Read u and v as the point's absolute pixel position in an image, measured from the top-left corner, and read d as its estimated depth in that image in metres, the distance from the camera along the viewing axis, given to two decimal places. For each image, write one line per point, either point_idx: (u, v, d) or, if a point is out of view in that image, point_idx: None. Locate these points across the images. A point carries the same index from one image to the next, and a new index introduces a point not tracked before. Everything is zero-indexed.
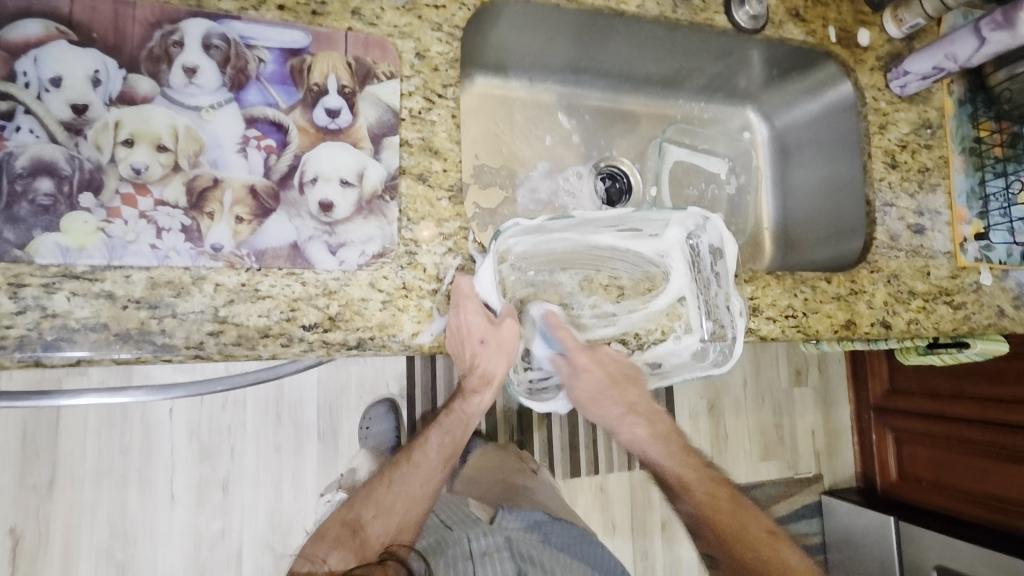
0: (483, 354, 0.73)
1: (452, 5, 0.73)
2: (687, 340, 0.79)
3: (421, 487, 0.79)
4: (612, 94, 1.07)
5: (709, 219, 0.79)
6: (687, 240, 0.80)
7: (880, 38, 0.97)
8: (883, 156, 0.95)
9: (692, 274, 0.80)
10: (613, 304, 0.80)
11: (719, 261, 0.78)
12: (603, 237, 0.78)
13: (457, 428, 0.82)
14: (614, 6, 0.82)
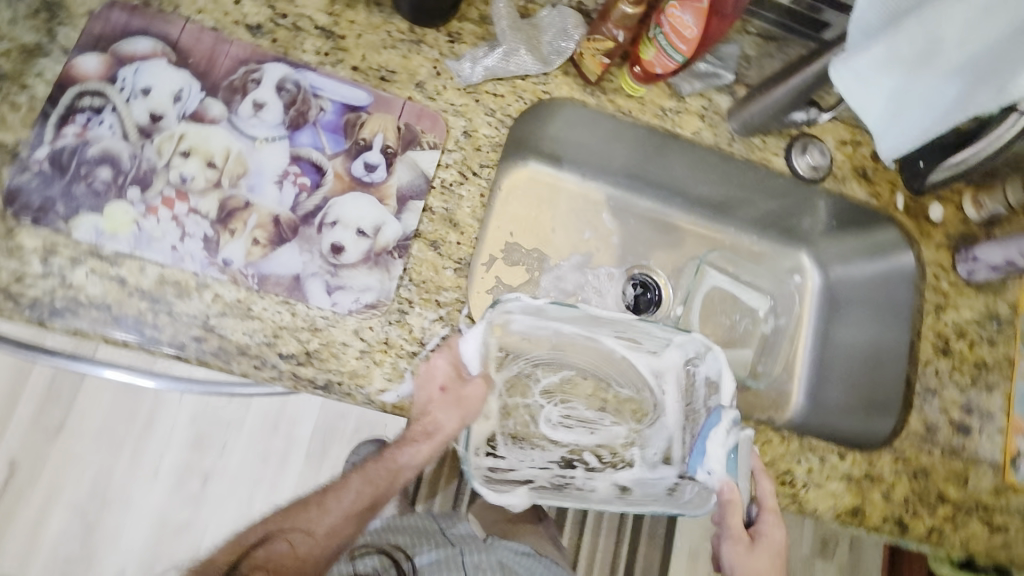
0: (439, 407, 0.69)
1: (509, 95, 0.77)
2: (665, 471, 0.78)
3: (325, 538, 0.70)
4: (662, 205, 1.07)
5: (710, 351, 0.75)
6: (685, 365, 0.79)
7: (955, 216, 0.92)
8: (934, 339, 0.88)
9: (682, 402, 0.80)
10: (594, 411, 0.82)
11: (713, 394, 0.75)
12: (603, 339, 0.78)
13: (382, 476, 0.74)
14: (670, 129, 0.83)
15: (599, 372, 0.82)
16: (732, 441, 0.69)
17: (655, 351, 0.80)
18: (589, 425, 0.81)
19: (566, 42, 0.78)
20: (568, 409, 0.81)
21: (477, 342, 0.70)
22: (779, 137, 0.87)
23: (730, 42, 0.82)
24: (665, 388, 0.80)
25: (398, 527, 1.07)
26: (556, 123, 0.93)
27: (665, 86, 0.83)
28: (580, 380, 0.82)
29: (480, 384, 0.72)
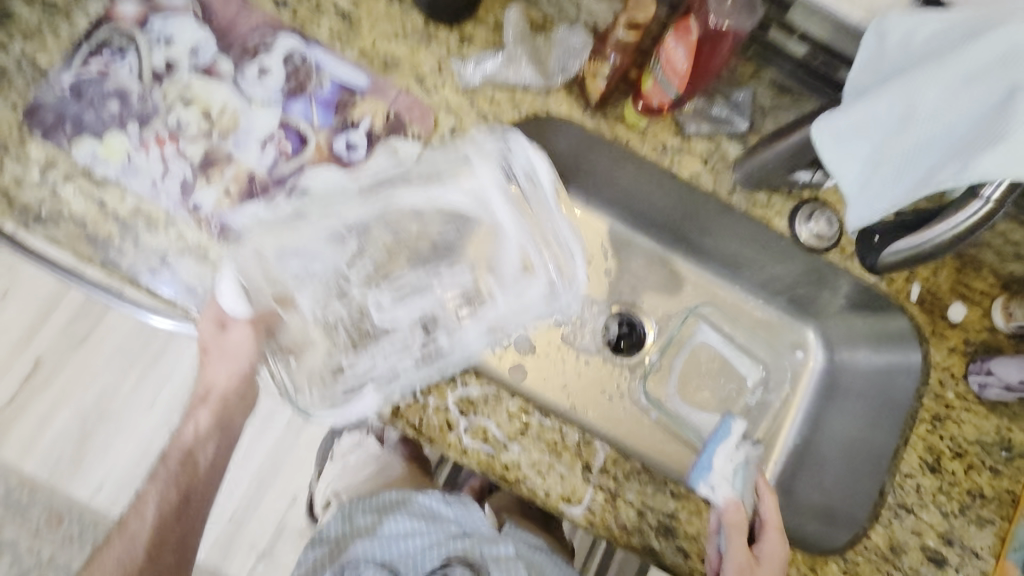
0: (211, 350, 0.71)
1: (506, 104, 0.78)
2: (535, 287, 0.83)
3: (149, 547, 0.76)
4: (663, 248, 1.03)
5: (508, 145, 0.77)
6: (501, 176, 0.80)
7: (979, 321, 0.82)
8: (923, 451, 0.79)
9: (512, 207, 0.83)
10: (405, 276, 0.80)
11: (536, 186, 0.80)
12: (406, 197, 0.78)
13: (184, 467, 0.77)
14: (667, 167, 0.80)
15: (437, 229, 0.82)
16: (738, 455, 0.78)
17: (469, 168, 0.79)
18: (410, 293, 0.80)
19: (573, 61, 0.78)
20: (394, 283, 0.80)
21: (237, 284, 0.67)
22: (787, 197, 0.82)
23: (741, 88, 0.78)
24: (496, 207, 0.83)
25: (388, 506, 0.90)
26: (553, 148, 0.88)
27: (672, 122, 0.81)
28: (402, 244, 0.81)
29: (247, 330, 0.70)
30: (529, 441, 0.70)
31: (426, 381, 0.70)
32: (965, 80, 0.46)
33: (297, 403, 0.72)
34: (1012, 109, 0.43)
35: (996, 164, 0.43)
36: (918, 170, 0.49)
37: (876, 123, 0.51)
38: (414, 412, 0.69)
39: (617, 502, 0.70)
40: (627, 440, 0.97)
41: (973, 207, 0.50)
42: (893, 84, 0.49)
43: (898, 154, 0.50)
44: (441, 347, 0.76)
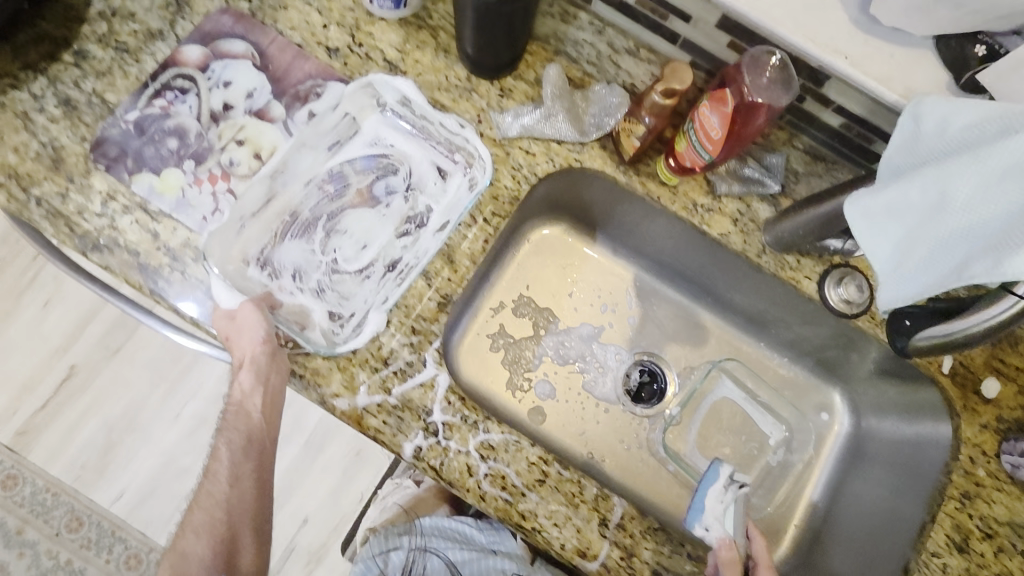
0: (232, 338, 0.69)
1: (541, 156, 0.81)
2: (456, 183, 0.81)
3: (228, 491, 0.69)
4: (689, 300, 1.04)
5: (374, 85, 0.78)
6: (379, 110, 0.80)
7: (1013, 398, 0.80)
8: (951, 530, 0.76)
9: (411, 134, 0.81)
10: (352, 233, 0.78)
11: (411, 108, 0.80)
12: (321, 164, 0.78)
13: (239, 419, 0.70)
14: (696, 225, 0.82)
15: (386, 194, 0.80)
16: (728, 495, 0.78)
17: (354, 125, 0.80)
18: (356, 241, 0.77)
19: (609, 119, 0.80)
20: (344, 235, 0.77)
21: (225, 281, 0.71)
22: (817, 261, 0.82)
23: (774, 153, 0.81)
24: (389, 143, 0.81)
25: (431, 530, 0.96)
26: (591, 196, 0.94)
27: (703, 181, 0.82)
28: (361, 211, 0.79)
29: (251, 307, 0.69)
30: (546, 491, 0.70)
31: (447, 424, 0.70)
32: (1001, 174, 0.46)
33: (302, 342, 0.70)
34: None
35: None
36: (953, 260, 0.48)
37: (912, 207, 0.51)
38: (433, 455, 0.69)
39: (632, 560, 0.70)
40: (645, 491, 0.96)
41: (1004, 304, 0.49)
42: (925, 172, 0.50)
43: (933, 241, 0.50)
44: (407, 261, 0.76)
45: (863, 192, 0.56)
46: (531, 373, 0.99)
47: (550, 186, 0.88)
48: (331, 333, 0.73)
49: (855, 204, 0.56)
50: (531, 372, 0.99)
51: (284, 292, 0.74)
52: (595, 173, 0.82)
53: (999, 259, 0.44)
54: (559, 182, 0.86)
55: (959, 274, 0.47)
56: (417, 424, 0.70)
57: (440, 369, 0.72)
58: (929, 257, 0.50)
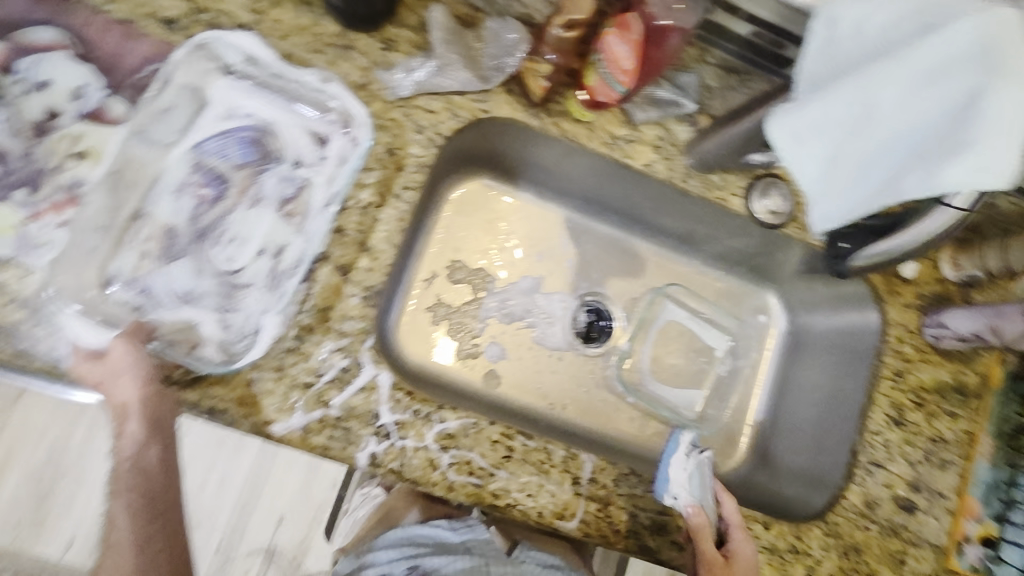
0: (106, 384, 0.60)
1: (444, 113, 0.73)
2: (337, 142, 0.68)
3: (137, 558, 0.62)
4: (622, 232, 1.02)
5: (211, 45, 0.64)
6: (225, 74, 0.66)
7: (930, 274, 0.84)
8: (887, 407, 0.82)
9: (270, 96, 0.67)
10: (237, 235, 0.66)
11: (263, 67, 0.66)
12: (174, 155, 0.65)
13: (139, 475, 0.63)
14: (618, 159, 0.78)
15: (261, 178, 0.67)
16: (691, 462, 0.73)
17: (198, 96, 0.66)
18: (239, 240, 0.66)
19: (508, 58, 0.72)
20: (227, 239, 0.66)
21: (88, 318, 0.62)
22: (741, 175, 0.81)
23: (687, 71, 0.76)
24: (250, 115, 0.67)
25: (400, 541, 0.91)
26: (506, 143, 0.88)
27: (618, 112, 0.78)
28: (246, 212, 0.66)
29: (124, 345, 0.61)
30: (516, 465, 0.69)
31: (400, 423, 0.67)
32: (926, 78, 0.47)
33: (194, 366, 0.62)
34: (974, 114, 0.45)
35: (965, 174, 0.45)
36: (885, 173, 0.50)
37: (838, 123, 0.51)
38: (391, 458, 0.66)
39: (609, 509, 0.71)
40: (611, 430, 0.98)
41: (940, 216, 0.52)
42: (849, 82, 0.49)
43: (862, 155, 0.51)
44: (282, 246, 0.66)
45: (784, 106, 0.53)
46: (477, 338, 0.96)
47: (464, 142, 0.80)
48: (226, 348, 0.63)
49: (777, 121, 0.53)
50: (477, 337, 0.96)
51: (159, 310, 0.64)
52: (503, 121, 0.76)
53: (934, 169, 0.46)
54: (470, 137, 0.79)
55: (896, 188, 0.49)
56: (366, 430, 0.66)
57: (380, 369, 0.67)
58: (861, 172, 0.51)
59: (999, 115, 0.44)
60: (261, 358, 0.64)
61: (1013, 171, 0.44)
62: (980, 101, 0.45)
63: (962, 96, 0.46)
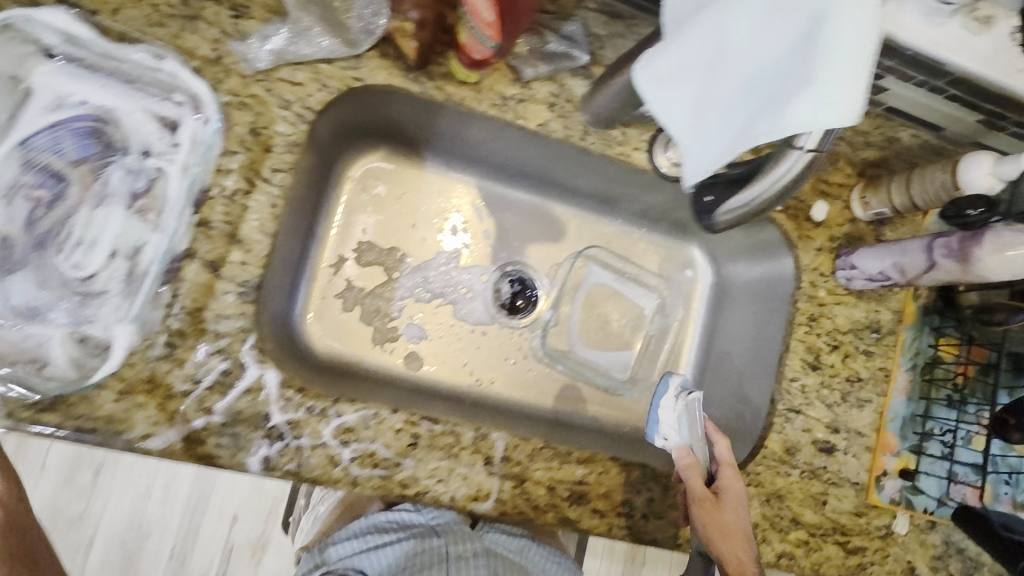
0: None
1: (311, 84, 0.66)
2: (188, 125, 0.61)
3: None
4: (538, 197, 0.98)
5: (16, 24, 0.55)
6: (48, 57, 0.58)
7: (841, 216, 0.83)
8: (803, 353, 0.81)
9: (102, 79, 0.59)
10: (84, 237, 0.60)
11: (87, 45, 0.58)
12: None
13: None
14: (511, 120, 0.73)
15: (105, 173, 0.61)
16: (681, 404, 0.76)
17: (18, 85, 0.57)
18: (88, 243, 0.60)
19: (377, 18, 0.65)
20: (74, 242, 0.60)
21: None
22: (642, 129, 0.77)
23: (571, 20, 0.70)
24: (83, 101, 0.59)
25: (367, 529, 0.84)
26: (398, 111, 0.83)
27: (507, 69, 0.72)
28: (94, 212, 0.61)
29: None
30: (424, 452, 0.67)
31: (293, 422, 0.64)
32: (770, 12, 0.46)
33: (43, 387, 0.57)
34: (817, 47, 0.43)
35: (809, 109, 0.42)
36: (739, 115, 0.47)
37: (695, 64, 0.49)
38: (287, 460, 0.63)
39: (526, 485, 0.70)
40: (541, 401, 0.95)
41: (790, 159, 0.46)
42: (702, 19, 0.48)
43: (719, 97, 0.48)
44: (139, 245, 0.60)
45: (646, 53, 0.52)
46: (395, 321, 0.92)
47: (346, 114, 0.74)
48: (80, 361, 0.58)
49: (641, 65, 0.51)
50: (395, 320, 0.92)
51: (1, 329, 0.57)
52: (378, 89, 0.70)
53: (783, 107, 0.44)
54: (349, 109, 0.73)
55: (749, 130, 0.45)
56: (257, 433, 0.62)
57: (265, 367, 0.63)
58: (721, 116, 0.48)
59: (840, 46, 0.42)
60: (126, 370, 0.59)
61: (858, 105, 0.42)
62: (821, 28, 0.43)
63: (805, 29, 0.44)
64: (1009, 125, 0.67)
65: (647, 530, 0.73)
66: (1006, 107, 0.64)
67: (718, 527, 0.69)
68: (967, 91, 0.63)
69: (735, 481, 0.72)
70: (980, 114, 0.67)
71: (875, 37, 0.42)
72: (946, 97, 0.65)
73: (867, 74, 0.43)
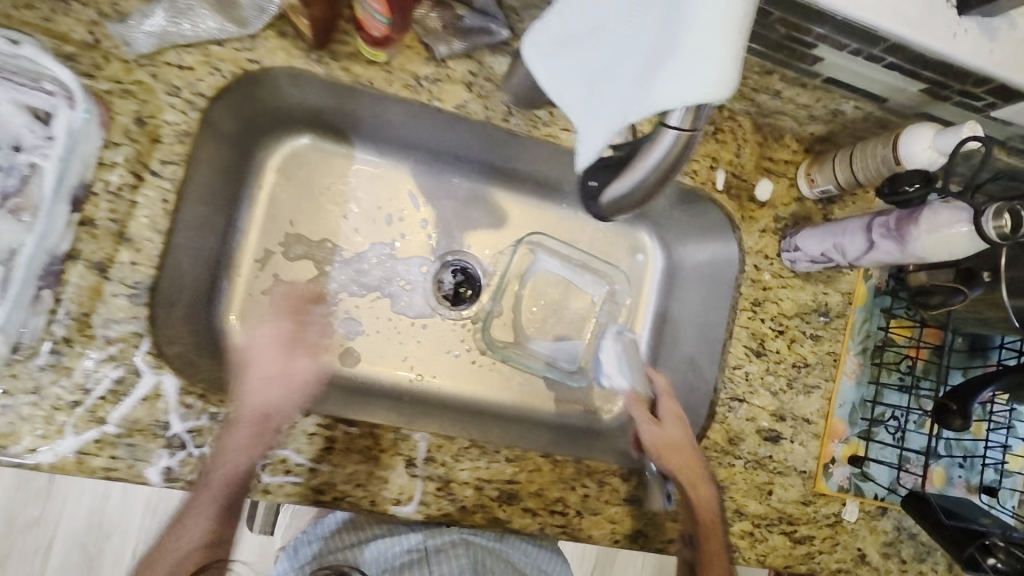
0: None
1: (202, 68, 0.62)
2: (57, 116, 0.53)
3: None
4: (478, 182, 0.93)
5: None
6: None
7: (787, 195, 0.79)
8: (747, 340, 0.78)
9: None
10: None
11: None
12: None
13: None
14: (427, 101, 0.69)
15: None
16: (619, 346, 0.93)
17: None
18: None
19: None
20: None
21: None
22: None
23: None
24: None
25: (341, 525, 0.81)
26: (309, 96, 0.78)
27: (420, 46, 0.68)
28: None
29: None
30: (340, 457, 0.64)
31: (194, 430, 0.60)
32: None
33: None
34: (680, 13, 0.41)
35: (672, 85, 0.41)
36: (614, 94, 0.45)
37: (574, 37, 0.48)
38: (190, 470, 0.59)
39: (451, 487, 0.67)
40: (485, 395, 0.92)
41: (667, 140, 0.48)
42: None
43: (597, 75, 0.47)
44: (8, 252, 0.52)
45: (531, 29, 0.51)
46: (328, 316, 0.88)
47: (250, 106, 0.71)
48: None
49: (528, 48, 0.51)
50: (330, 315, 0.88)
51: None
52: (274, 74, 0.65)
53: (650, 82, 0.42)
54: (251, 99, 0.69)
55: (623, 110, 0.44)
56: (157, 443, 0.59)
57: (163, 374, 0.60)
58: (602, 94, 0.47)
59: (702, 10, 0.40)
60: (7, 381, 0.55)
61: (724, 75, 0.40)
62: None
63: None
64: (953, 94, 0.63)
65: (583, 527, 0.71)
66: (946, 75, 0.60)
67: (666, 448, 0.74)
68: (905, 58, 0.58)
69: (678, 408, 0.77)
70: (922, 83, 0.62)
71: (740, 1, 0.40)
72: (884, 66, 0.61)
73: (734, 35, 0.40)
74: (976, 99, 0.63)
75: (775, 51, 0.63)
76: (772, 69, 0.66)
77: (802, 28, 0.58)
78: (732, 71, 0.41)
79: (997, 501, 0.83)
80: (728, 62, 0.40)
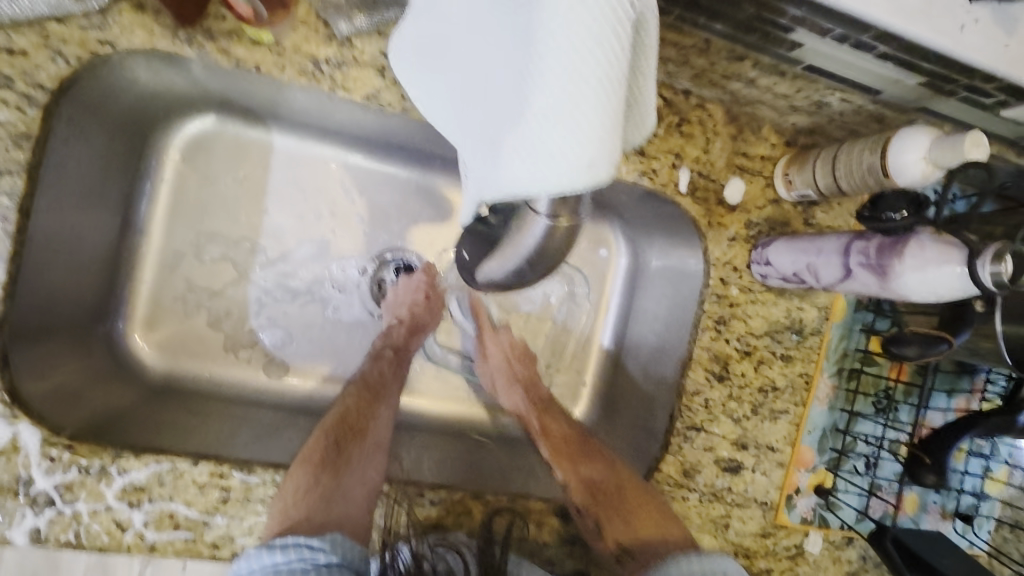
0: None
1: (40, 53, 0.52)
2: None
3: None
4: (418, 170, 0.82)
5: None
6: None
7: (762, 197, 0.68)
8: (708, 363, 0.70)
9: None
10: None
11: None
12: None
13: None
14: (329, 91, 0.58)
15: None
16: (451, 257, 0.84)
17: None
18: None
19: None
20: None
21: None
22: None
23: None
24: None
25: None
26: (183, 81, 0.65)
27: (318, 22, 0.56)
28: None
29: None
30: (238, 507, 0.58)
31: (62, 486, 0.54)
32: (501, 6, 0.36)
33: None
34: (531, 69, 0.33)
35: (523, 169, 0.35)
36: (478, 153, 0.40)
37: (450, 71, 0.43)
38: (61, 530, 0.54)
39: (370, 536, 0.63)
40: (430, 408, 0.83)
41: (536, 226, 0.45)
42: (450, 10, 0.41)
43: (470, 138, 0.42)
44: None
45: (404, 49, 0.48)
46: (249, 323, 0.78)
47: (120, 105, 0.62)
48: None
49: (405, 79, 0.49)
50: (251, 323, 0.78)
51: None
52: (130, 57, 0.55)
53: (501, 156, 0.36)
54: (119, 92, 0.59)
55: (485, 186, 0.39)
56: (17, 503, 0.53)
57: (18, 425, 0.53)
58: (473, 147, 0.41)
59: (546, 74, 0.33)
60: None
61: (584, 157, 0.33)
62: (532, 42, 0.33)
63: (519, 42, 0.35)
64: (958, 89, 0.52)
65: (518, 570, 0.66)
66: (948, 68, 0.48)
67: (494, 379, 0.77)
68: (900, 46, 0.47)
69: (493, 329, 0.80)
70: (920, 75, 0.51)
71: (613, 51, 0.32)
72: (876, 54, 0.49)
73: (609, 93, 0.33)
74: (985, 95, 0.52)
75: (745, 34, 0.51)
76: (743, 54, 0.54)
77: (774, 8, 0.46)
78: (595, 149, 0.33)
79: (970, 528, 0.77)
80: (586, 142, 0.33)
